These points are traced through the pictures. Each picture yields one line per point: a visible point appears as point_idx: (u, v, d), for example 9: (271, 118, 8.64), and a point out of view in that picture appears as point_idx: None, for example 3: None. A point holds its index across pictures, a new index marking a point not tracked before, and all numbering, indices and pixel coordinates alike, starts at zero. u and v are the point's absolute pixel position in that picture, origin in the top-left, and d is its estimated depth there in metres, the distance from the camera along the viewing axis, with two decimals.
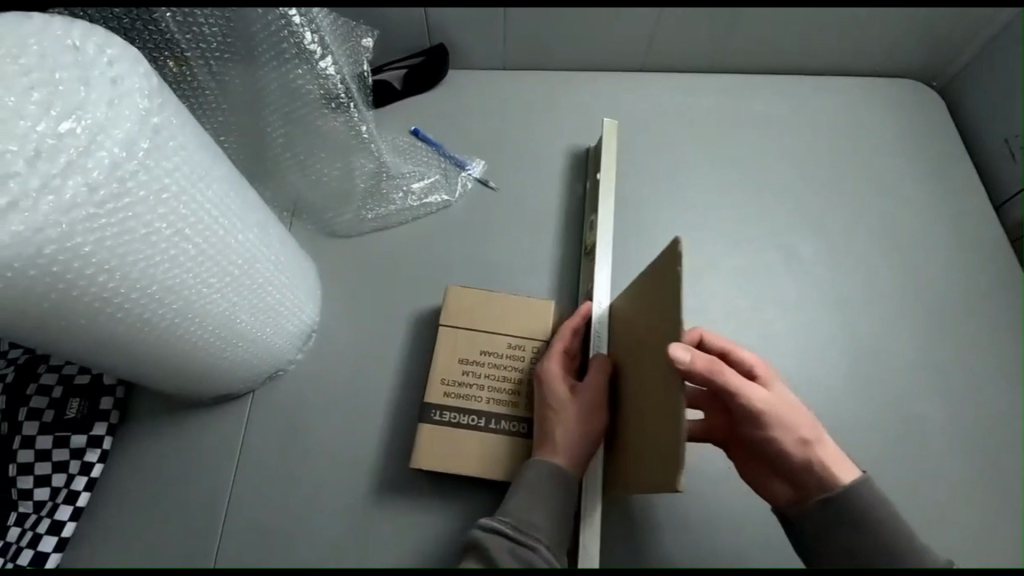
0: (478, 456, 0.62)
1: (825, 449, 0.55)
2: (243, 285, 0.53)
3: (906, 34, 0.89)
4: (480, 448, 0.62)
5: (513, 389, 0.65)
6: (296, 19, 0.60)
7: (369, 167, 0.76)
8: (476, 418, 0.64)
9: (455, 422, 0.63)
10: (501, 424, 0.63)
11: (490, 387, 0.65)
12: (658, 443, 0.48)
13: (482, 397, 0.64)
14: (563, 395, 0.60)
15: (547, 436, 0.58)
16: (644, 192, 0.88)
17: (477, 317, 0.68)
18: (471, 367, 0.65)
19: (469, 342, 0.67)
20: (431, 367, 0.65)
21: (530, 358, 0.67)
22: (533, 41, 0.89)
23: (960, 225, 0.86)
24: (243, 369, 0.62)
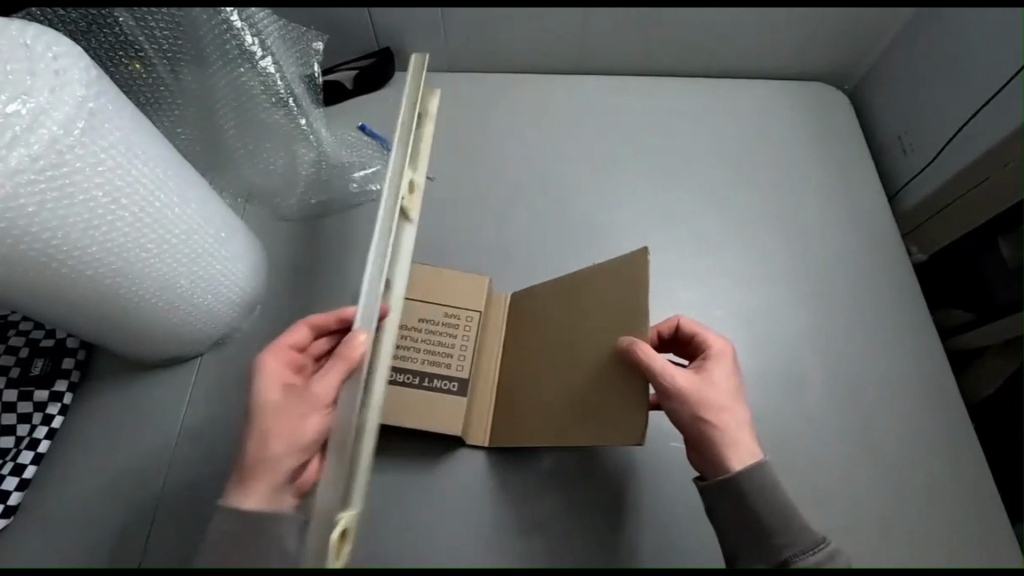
0: (411, 409, 0.69)
1: (729, 432, 0.59)
2: (183, 253, 0.61)
3: (812, 41, 0.98)
4: (403, 402, 0.69)
5: (446, 352, 0.72)
6: (236, 24, 0.70)
7: (311, 157, 0.84)
8: (411, 376, 0.70)
9: (392, 379, 0.70)
10: (434, 382, 0.70)
11: (426, 350, 0.72)
12: (613, 408, 0.59)
13: (417, 358, 0.71)
14: (266, 405, 0.56)
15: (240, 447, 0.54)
16: (572, 180, 0.94)
17: (418, 287, 0.75)
18: (408, 332, 0.72)
19: (409, 309, 0.73)
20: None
21: (463, 324, 0.73)
22: (473, 45, 0.97)
23: (860, 215, 0.94)
24: (187, 333, 0.70)
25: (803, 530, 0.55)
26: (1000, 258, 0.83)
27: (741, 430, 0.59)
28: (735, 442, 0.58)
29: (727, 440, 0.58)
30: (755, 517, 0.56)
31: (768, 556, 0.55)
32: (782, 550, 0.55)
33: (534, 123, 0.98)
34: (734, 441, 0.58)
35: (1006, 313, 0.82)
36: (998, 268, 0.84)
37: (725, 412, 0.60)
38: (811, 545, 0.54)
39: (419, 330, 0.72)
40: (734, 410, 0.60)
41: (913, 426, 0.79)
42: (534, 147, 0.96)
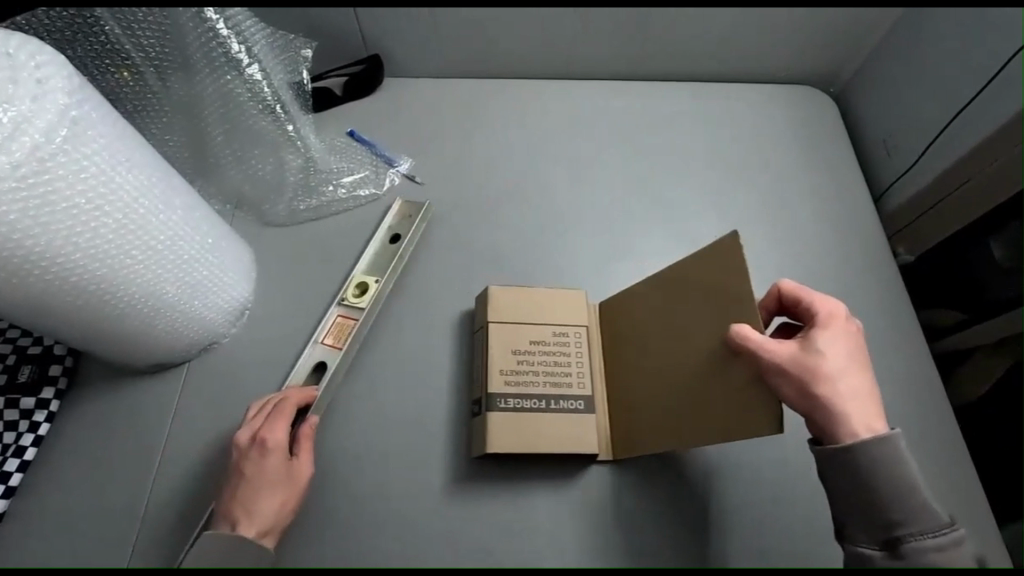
0: (548, 433, 0.68)
1: (850, 410, 0.52)
2: (169, 260, 0.61)
3: (796, 44, 0.99)
4: (542, 426, 0.69)
5: (565, 373, 0.72)
6: (223, 31, 0.70)
7: (298, 163, 0.85)
8: (537, 401, 0.70)
9: (520, 407, 0.69)
10: (561, 403, 0.70)
11: (546, 372, 0.72)
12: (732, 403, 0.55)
13: (539, 381, 0.71)
14: (276, 466, 0.63)
15: (247, 500, 0.60)
16: (561, 183, 0.95)
17: (517, 311, 0.75)
18: (524, 356, 0.72)
19: (515, 333, 0.74)
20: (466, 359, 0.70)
21: (573, 344, 0.74)
22: (461, 51, 0.98)
23: (847, 216, 0.94)
24: (175, 338, 0.70)
25: (926, 512, 0.50)
26: (994, 259, 0.83)
27: (863, 398, 0.53)
28: (854, 415, 0.52)
29: (845, 414, 0.52)
30: (873, 492, 0.51)
31: (882, 532, 0.50)
32: (896, 526, 0.50)
33: (523, 128, 0.99)
34: (855, 414, 0.52)
35: (1001, 311, 0.82)
36: (990, 268, 0.84)
37: (842, 383, 0.52)
38: (934, 528, 0.49)
39: (534, 353, 0.73)
40: (857, 385, 0.53)
41: (900, 426, 0.79)
42: (524, 151, 0.97)
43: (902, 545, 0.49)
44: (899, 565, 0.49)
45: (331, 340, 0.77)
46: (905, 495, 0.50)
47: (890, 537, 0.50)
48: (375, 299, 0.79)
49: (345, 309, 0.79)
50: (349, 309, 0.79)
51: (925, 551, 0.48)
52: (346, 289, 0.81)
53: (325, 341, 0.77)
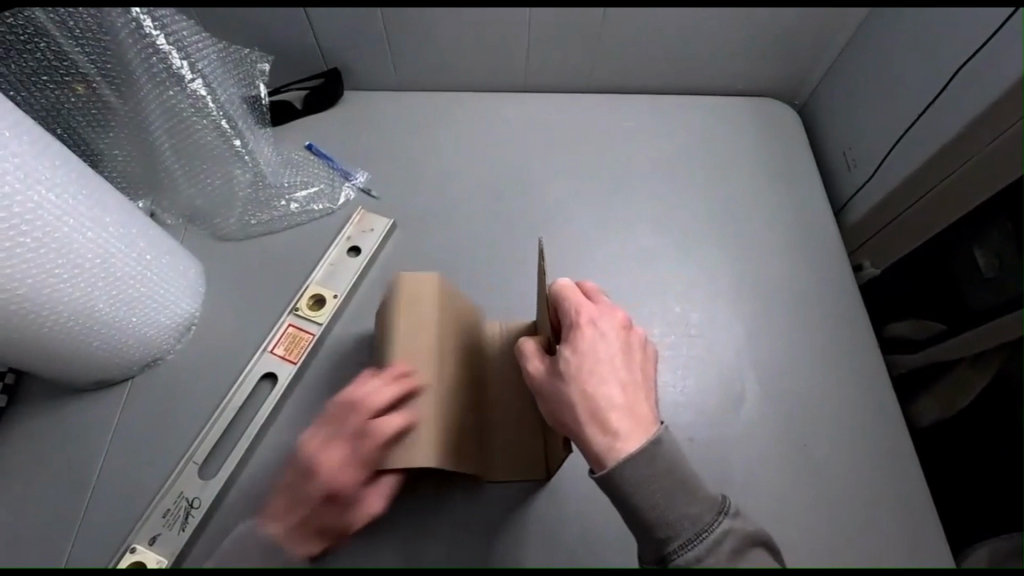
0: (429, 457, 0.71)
1: (596, 429, 0.56)
2: (99, 278, 0.61)
3: (755, 57, 0.99)
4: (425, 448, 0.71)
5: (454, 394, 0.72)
6: (163, 46, 0.70)
7: (246, 177, 0.85)
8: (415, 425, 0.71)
9: None
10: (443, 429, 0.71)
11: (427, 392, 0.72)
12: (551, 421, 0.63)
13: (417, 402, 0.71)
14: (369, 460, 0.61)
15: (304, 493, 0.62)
16: (517, 196, 0.94)
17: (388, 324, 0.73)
18: None
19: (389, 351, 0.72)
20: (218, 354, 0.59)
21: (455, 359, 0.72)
22: (419, 65, 0.98)
23: (807, 229, 0.93)
24: (111, 356, 0.69)
25: (682, 521, 0.53)
26: (977, 265, 0.78)
27: (611, 416, 0.56)
28: (597, 435, 0.56)
29: (585, 435, 0.56)
30: (634, 513, 0.54)
31: (654, 550, 0.54)
32: (665, 544, 0.53)
33: (481, 140, 0.98)
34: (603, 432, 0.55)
35: (981, 321, 0.77)
36: (972, 276, 0.79)
37: (583, 405, 0.57)
38: (694, 535, 0.52)
39: None
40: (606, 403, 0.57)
41: (854, 443, 0.78)
42: (481, 165, 0.96)
43: (667, 558, 0.52)
44: None
45: (282, 351, 0.77)
46: (665, 510, 0.53)
47: (661, 555, 0.53)
48: (333, 312, 0.80)
49: (298, 319, 0.79)
50: (303, 321, 0.78)
51: (686, 563, 0.52)
52: (298, 300, 0.80)
53: (275, 351, 0.77)
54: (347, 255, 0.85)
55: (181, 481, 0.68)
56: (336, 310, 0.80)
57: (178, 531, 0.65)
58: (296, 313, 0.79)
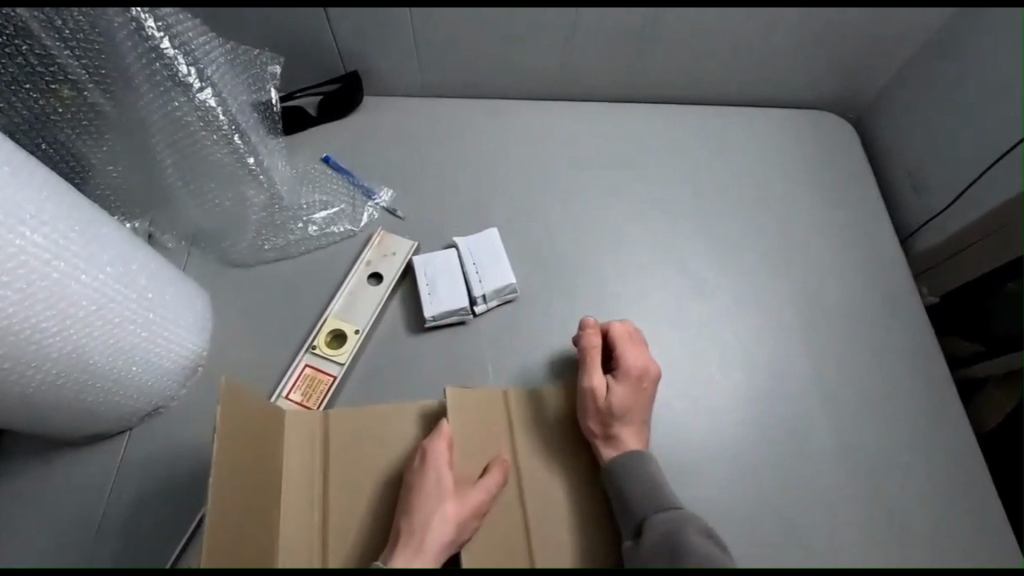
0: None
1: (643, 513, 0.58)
2: (92, 327, 0.52)
3: (813, 69, 0.90)
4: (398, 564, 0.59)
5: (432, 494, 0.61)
6: (168, 52, 0.60)
7: (261, 199, 0.76)
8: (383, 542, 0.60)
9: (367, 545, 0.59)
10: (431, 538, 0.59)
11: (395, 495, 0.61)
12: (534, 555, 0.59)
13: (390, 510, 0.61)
14: None
15: None
16: (558, 218, 0.85)
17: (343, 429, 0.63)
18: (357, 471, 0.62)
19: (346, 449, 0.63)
20: (210, 485, 0.48)
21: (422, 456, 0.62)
22: (448, 71, 0.88)
23: (872, 257, 0.86)
24: (114, 409, 0.61)
25: (648, 495, 0.60)
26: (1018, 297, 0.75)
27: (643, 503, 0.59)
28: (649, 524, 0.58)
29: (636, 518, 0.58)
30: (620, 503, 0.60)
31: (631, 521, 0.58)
32: (637, 513, 0.58)
33: (515, 154, 0.89)
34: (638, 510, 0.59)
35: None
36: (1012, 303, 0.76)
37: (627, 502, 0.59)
38: (662, 506, 0.59)
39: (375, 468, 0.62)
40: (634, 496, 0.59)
41: (936, 496, 0.71)
42: (516, 183, 0.87)
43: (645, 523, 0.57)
44: (642, 542, 0.56)
45: (298, 397, 0.68)
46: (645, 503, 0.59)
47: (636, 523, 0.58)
48: (356, 350, 0.71)
49: (317, 359, 0.70)
50: (322, 361, 0.69)
51: (660, 524, 0.57)
52: (316, 335, 0.71)
53: (291, 398, 0.68)
54: (371, 282, 0.76)
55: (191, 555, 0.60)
56: (359, 348, 0.71)
57: None
58: (313, 352, 0.70)
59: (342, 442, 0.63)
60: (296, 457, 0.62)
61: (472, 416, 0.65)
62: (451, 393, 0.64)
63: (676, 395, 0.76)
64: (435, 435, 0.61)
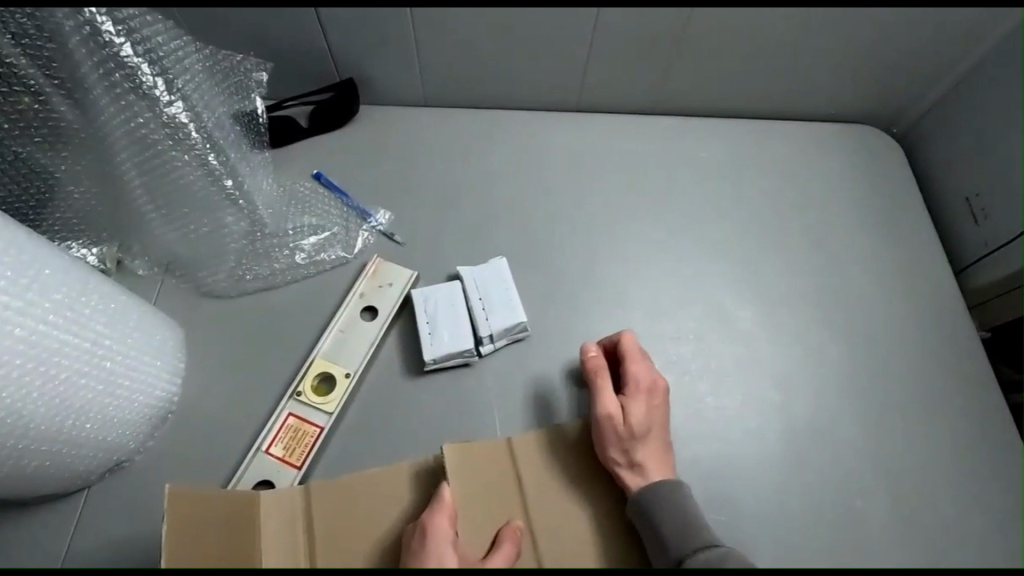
0: None
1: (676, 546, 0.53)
2: (33, 386, 0.45)
3: (857, 81, 0.82)
4: None
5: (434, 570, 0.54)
6: (129, 59, 0.52)
7: (241, 224, 0.68)
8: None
9: None
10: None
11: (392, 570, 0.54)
12: None
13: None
14: None
15: None
16: (576, 245, 0.77)
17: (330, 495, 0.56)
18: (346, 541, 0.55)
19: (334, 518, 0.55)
20: None
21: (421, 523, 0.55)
22: (454, 79, 0.80)
23: (922, 290, 0.77)
24: (67, 469, 0.53)
25: (688, 528, 0.54)
26: None
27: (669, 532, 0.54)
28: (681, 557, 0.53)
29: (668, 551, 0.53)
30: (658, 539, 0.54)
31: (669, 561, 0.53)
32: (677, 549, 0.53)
33: (527, 171, 0.81)
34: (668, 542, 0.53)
35: None
36: None
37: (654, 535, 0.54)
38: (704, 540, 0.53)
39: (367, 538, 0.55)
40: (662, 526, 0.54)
41: None
42: (528, 204, 0.79)
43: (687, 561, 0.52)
44: None
45: (280, 452, 0.60)
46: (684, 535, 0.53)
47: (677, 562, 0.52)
48: (346, 396, 0.63)
49: (301, 406, 0.62)
50: (308, 410, 0.61)
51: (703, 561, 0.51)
52: (301, 379, 0.63)
53: (272, 452, 0.60)
54: (365, 318, 0.68)
55: None
56: (349, 394, 0.63)
57: None
58: (298, 399, 0.62)
59: (328, 510, 0.55)
60: (276, 528, 0.55)
61: (473, 475, 0.57)
62: (449, 450, 0.57)
63: (708, 448, 0.67)
64: (435, 507, 0.53)
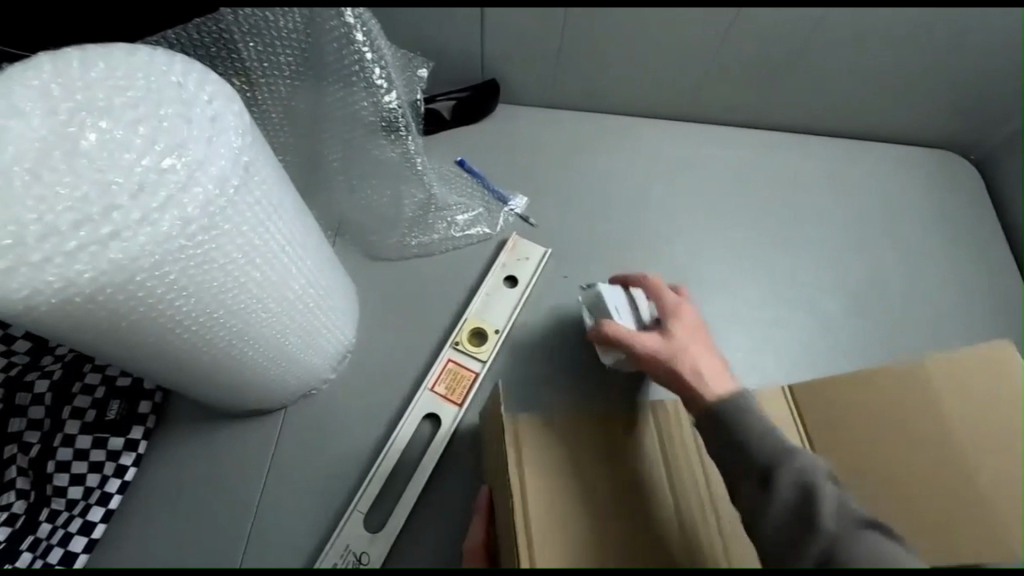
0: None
1: None
2: (295, 309, 0.55)
3: (943, 112, 0.91)
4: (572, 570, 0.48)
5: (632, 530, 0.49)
6: (367, 56, 0.61)
7: (418, 198, 0.78)
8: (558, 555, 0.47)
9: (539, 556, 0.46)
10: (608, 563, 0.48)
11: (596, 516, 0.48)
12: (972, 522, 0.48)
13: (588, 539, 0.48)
14: None
15: None
16: (685, 240, 0.87)
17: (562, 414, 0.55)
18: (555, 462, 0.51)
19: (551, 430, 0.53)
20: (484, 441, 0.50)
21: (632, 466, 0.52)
22: (582, 88, 0.91)
23: (989, 301, 0.87)
24: (284, 386, 0.64)
25: None
26: None
27: None
28: None
29: None
30: None
31: None
32: None
33: (641, 171, 0.91)
34: None
35: None
36: None
37: None
38: None
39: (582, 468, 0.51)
40: None
41: None
42: (643, 199, 0.89)
43: None
44: None
45: (443, 390, 0.69)
46: None
47: None
48: (495, 348, 0.73)
49: (459, 354, 0.72)
50: (465, 358, 0.72)
51: None
52: (456, 332, 0.73)
53: (436, 390, 0.69)
54: (506, 285, 0.78)
55: (347, 533, 0.61)
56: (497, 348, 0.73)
57: None
58: (456, 350, 0.72)
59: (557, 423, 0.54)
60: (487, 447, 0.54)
61: (984, 398, 0.51)
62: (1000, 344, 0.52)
63: None
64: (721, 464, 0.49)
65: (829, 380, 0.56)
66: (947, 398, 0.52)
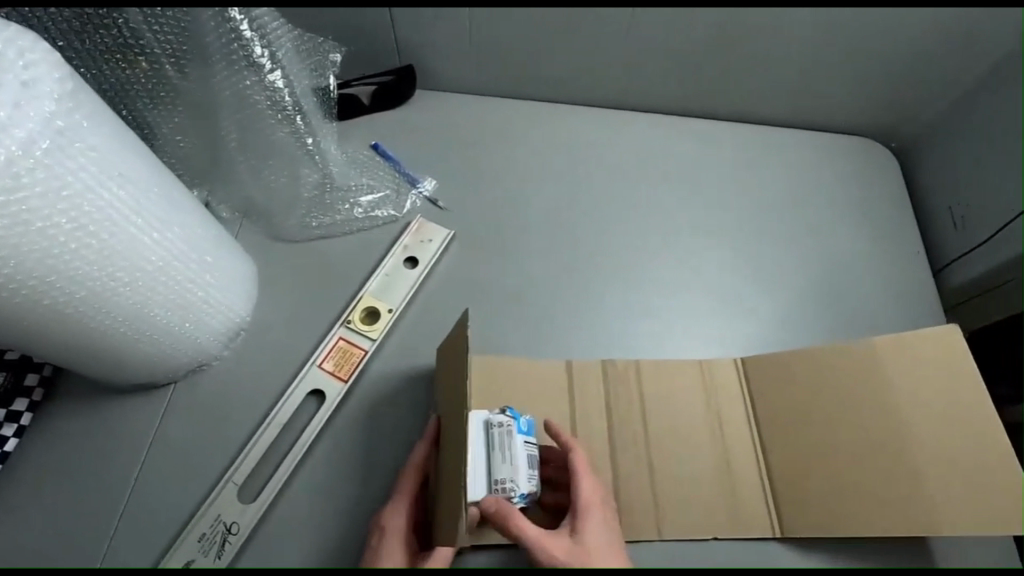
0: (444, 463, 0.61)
1: None
2: (157, 281, 0.56)
3: (859, 100, 0.91)
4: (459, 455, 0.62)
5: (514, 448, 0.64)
6: (246, 34, 0.63)
7: (314, 177, 0.81)
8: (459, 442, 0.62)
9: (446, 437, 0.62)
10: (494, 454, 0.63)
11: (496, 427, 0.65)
12: (854, 470, 0.66)
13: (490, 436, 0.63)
14: None
15: None
16: (597, 224, 0.87)
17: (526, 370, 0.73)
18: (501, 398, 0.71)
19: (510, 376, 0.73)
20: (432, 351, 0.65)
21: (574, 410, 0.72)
22: (498, 74, 0.91)
23: (898, 286, 0.87)
24: (165, 361, 0.65)
25: None
26: None
27: None
28: None
29: None
30: None
31: None
32: None
33: (557, 156, 0.91)
34: None
35: None
36: None
37: None
38: None
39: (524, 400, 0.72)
40: None
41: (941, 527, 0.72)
42: (556, 183, 0.89)
43: None
44: None
45: (331, 367, 0.70)
46: None
47: None
48: (388, 327, 0.74)
49: (350, 332, 0.73)
50: (356, 336, 0.72)
51: None
52: (350, 310, 0.74)
53: (324, 366, 0.70)
54: (406, 265, 0.79)
55: (219, 504, 0.62)
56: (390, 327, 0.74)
57: (215, 558, 0.60)
58: (349, 328, 0.73)
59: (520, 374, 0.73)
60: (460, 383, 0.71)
61: (934, 385, 0.66)
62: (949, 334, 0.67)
63: None
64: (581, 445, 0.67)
65: (783, 362, 0.74)
66: (900, 385, 0.67)
